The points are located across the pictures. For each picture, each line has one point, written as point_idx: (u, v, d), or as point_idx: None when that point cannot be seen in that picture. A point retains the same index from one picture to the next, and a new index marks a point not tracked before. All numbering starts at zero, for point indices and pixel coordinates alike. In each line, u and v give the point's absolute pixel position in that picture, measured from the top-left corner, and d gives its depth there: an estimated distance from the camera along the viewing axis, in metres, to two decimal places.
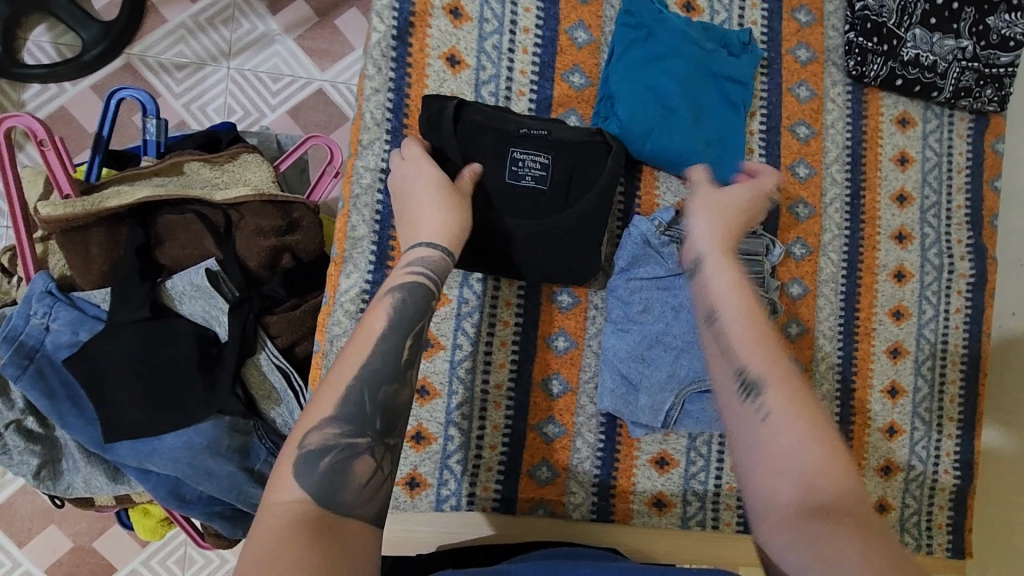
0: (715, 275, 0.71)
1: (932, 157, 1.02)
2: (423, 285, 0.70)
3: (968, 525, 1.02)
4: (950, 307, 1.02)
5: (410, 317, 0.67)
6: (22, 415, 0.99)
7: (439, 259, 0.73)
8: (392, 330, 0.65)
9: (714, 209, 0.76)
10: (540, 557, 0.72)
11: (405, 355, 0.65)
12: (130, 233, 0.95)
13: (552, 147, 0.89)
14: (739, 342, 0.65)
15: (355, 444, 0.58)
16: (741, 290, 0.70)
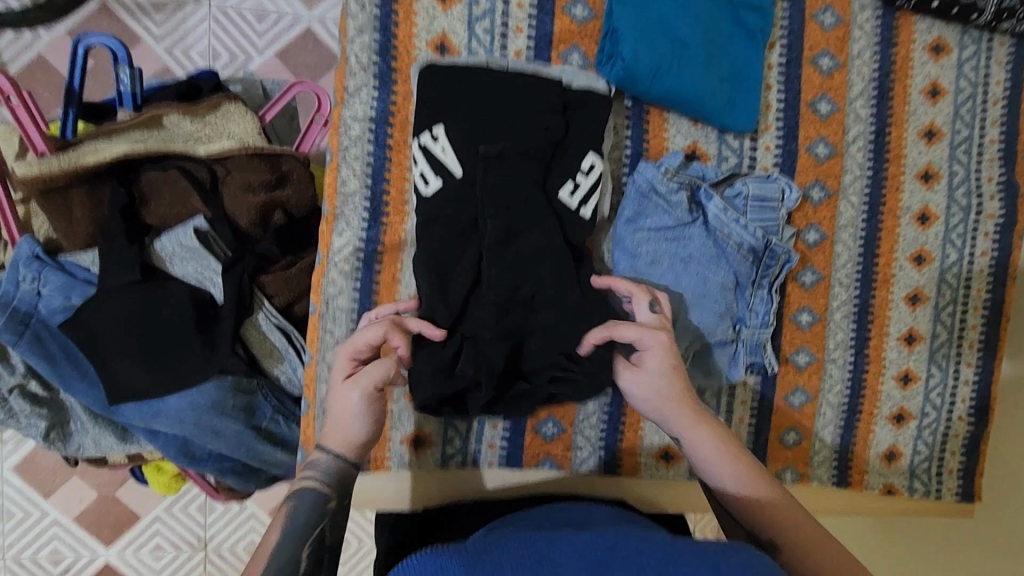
0: (701, 453, 0.73)
1: (966, 88, 0.94)
2: (320, 488, 0.69)
3: (979, 471, 1.01)
4: (976, 250, 0.97)
5: (305, 524, 0.67)
6: (24, 379, 0.98)
7: (339, 467, 0.71)
8: (284, 538, 0.65)
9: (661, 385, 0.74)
10: (540, 522, 0.72)
11: (302, 565, 0.64)
12: (113, 193, 0.91)
13: (540, 98, 0.81)
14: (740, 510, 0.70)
15: None
16: (729, 454, 0.72)
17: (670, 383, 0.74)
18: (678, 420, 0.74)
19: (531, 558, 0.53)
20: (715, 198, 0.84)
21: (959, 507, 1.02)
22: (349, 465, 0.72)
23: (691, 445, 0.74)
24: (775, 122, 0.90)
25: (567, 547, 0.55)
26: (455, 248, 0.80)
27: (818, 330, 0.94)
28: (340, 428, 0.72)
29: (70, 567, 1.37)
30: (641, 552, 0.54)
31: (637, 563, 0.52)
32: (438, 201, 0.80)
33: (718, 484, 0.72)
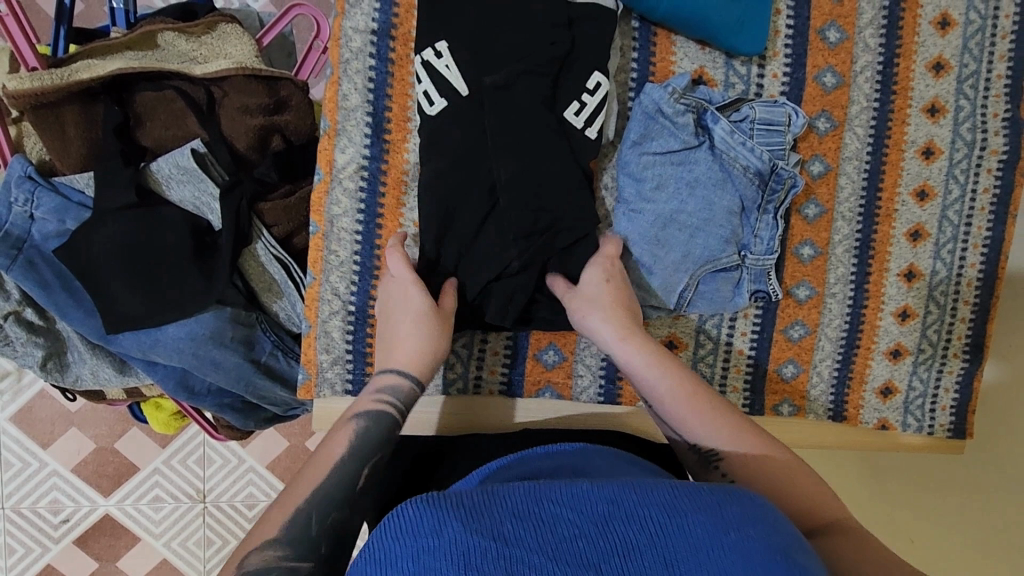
0: (636, 367, 0.76)
1: (976, 21, 0.93)
2: (392, 411, 0.72)
3: (972, 407, 1.01)
4: (978, 187, 0.96)
5: (374, 445, 0.69)
6: (19, 306, 0.96)
7: (411, 388, 0.75)
8: (352, 459, 0.67)
9: (598, 304, 0.78)
10: (537, 467, 0.70)
11: (361, 482, 0.67)
12: (107, 112, 0.89)
13: (543, 14, 0.79)
14: (675, 417, 0.73)
15: (297, 566, 0.59)
16: (663, 367, 0.75)
17: (603, 299, 0.79)
18: (616, 332, 0.77)
19: (530, 512, 0.52)
20: (722, 120, 0.83)
21: (949, 442, 1.03)
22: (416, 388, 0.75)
23: (629, 367, 0.77)
24: (783, 49, 0.89)
25: (566, 496, 0.54)
26: (459, 164, 0.79)
27: (819, 264, 0.94)
28: (413, 347, 0.75)
29: (70, 517, 1.37)
30: (642, 502, 0.53)
31: (639, 516, 0.51)
32: (443, 117, 0.79)
33: (653, 397, 0.75)
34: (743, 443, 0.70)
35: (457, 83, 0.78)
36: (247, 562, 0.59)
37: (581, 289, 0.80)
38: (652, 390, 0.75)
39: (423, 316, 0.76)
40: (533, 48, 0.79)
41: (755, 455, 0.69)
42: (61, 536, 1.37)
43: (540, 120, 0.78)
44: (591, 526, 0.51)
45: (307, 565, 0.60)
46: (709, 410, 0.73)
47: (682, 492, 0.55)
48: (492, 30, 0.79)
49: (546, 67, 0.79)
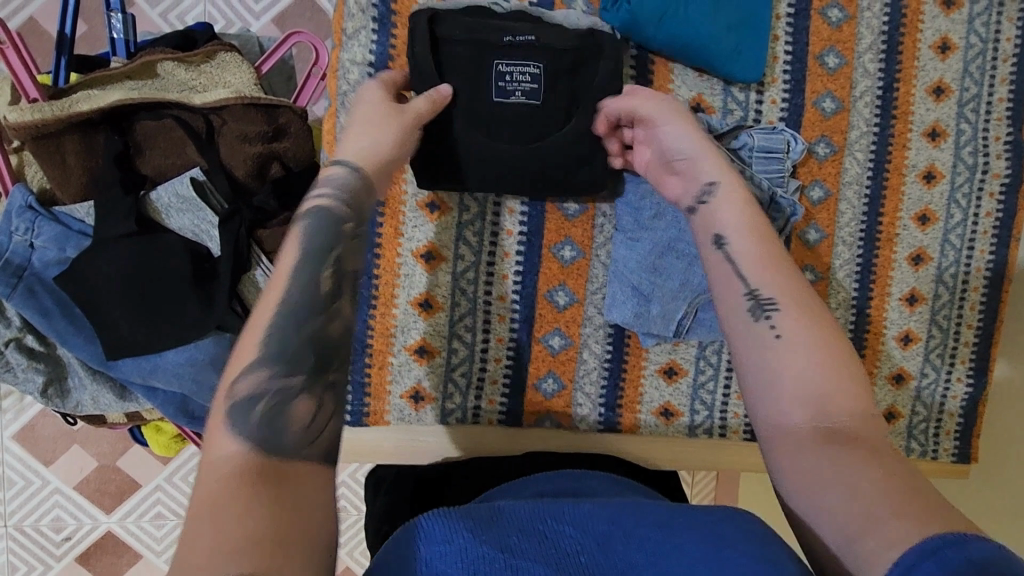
0: (724, 201, 0.68)
1: (976, 45, 0.92)
2: (332, 210, 0.63)
3: (977, 432, 1.00)
4: (980, 211, 0.95)
5: (320, 244, 0.60)
6: (20, 333, 0.97)
7: (351, 179, 0.66)
8: (303, 264, 0.58)
9: (688, 123, 0.75)
10: (534, 490, 0.70)
11: (323, 286, 0.58)
12: (106, 141, 0.89)
13: (545, 56, 0.79)
14: (756, 268, 0.63)
15: (288, 384, 0.54)
16: (744, 202, 0.68)
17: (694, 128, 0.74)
18: (711, 161, 0.71)
19: (535, 528, 0.52)
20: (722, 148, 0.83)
21: (955, 469, 1.02)
22: (357, 190, 0.66)
23: (710, 201, 0.69)
24: (781, 75, 0.89)
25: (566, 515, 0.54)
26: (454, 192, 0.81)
27: (821, 289, 0.94)
28: (351, 142, 0.68)
29: (72, 534, 1.37)
30: (640, 521, 0.53)
31: (641, 535, 0.52)
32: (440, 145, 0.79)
33: (733, 235, 0.66)
34: (819, 314, 0.60)
35: (459, 121, 0.78)
36: (237, 386, 0.53)
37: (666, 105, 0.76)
38: (743, 237, 0.65)
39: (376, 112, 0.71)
40: (532, 80, 0.79)
41: (842, 338, 0.58)
42: (63, 554, 1.37)
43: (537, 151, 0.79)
44: (593, 542, 0.51)
45: (299, 378, 0.54)
46: (794, 270, 0.64)
47: (681, 514, 0.55)
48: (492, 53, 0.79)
49: (550, 112, 0.80)
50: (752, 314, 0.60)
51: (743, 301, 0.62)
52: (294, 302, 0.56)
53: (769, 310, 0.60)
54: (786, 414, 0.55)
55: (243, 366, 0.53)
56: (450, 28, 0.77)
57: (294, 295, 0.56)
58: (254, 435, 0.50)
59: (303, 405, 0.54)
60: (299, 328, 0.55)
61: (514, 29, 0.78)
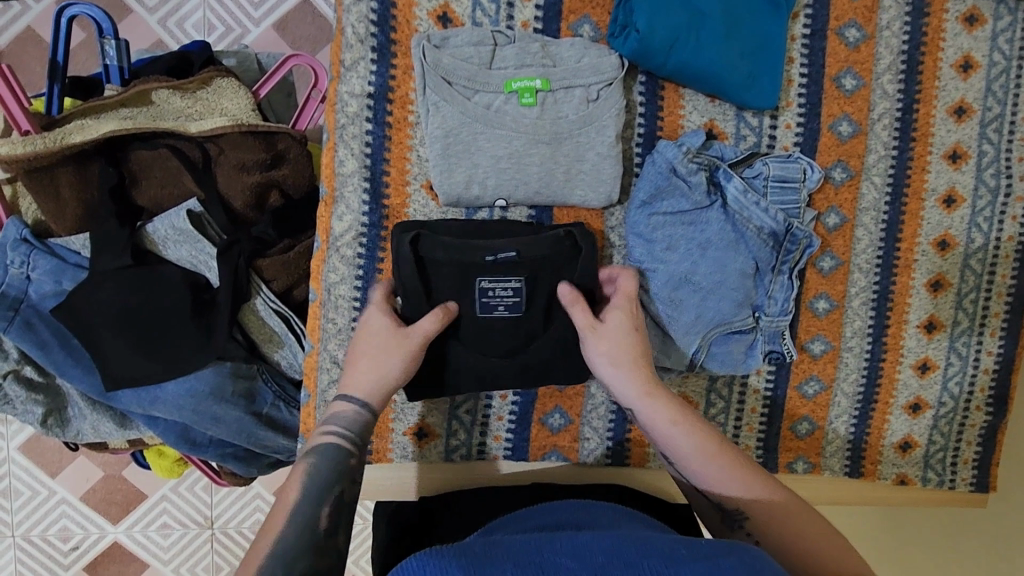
0: (658, 424, 0.72)
1: (1001, 62, 0.88)
2: (341, 442, 0.69)
3: (996, 461, 0.98)
4: (1002, 234, 0.92)
5: (324, 486, 0.66)
6: (18, 364, 0.95)
7: (360, 417, 0.71)
8: (303, 503, 0.64)
9: (620, 348, 0.75)
10: (533, 524, 0.69)
11: (322, 523, 0.63)
12: (101, 172, 0.87)
13: (526, 269, 0.77)
14: (703, 478, 0.70)
15: None
16: (683, 421, 0.72)
17: (627, 345, 0.75)
18: (636, 379, 0.74)
19: (531, 560, 0.50)
20: (735, 180, 0.81)
21: (972, 497, 0.99)
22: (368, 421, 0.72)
23: (654, 432, 0.73)
24: (796, 98, 0.86)
25: (565, 549, 0.53)
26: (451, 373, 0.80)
27: (835, 318, 0.91)
28: (361, 379, 0.72)
29: (79, 544, 1.36)
30: (642, 553, 0.52)
31: (637, 563, 0.50)
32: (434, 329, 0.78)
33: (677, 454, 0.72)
34: (758, 484, 0.68)
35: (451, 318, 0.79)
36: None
37: (608, 329, 0.75)
38: (692, 463, 0.70)
39: (381, 333, 0.74)
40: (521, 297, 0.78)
41: (765, 501, 0.66)
42: (70, 563, 1.36)
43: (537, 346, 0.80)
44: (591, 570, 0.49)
45: None
46: (731, 458, 0.70)
47: (681, 546, 0.54)
48: (475, 260, 0.76)
49: (532, 318, 0.79)
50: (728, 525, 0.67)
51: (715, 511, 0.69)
52: (283, 545, 0.60)
53: (738, 518, 0.67)
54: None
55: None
56: (431, 247, 0.76)
57: (289, 538, 0.61)
58: None
59: None
60: (294, 564, 0.60)
61: (493, 245, 0.76)
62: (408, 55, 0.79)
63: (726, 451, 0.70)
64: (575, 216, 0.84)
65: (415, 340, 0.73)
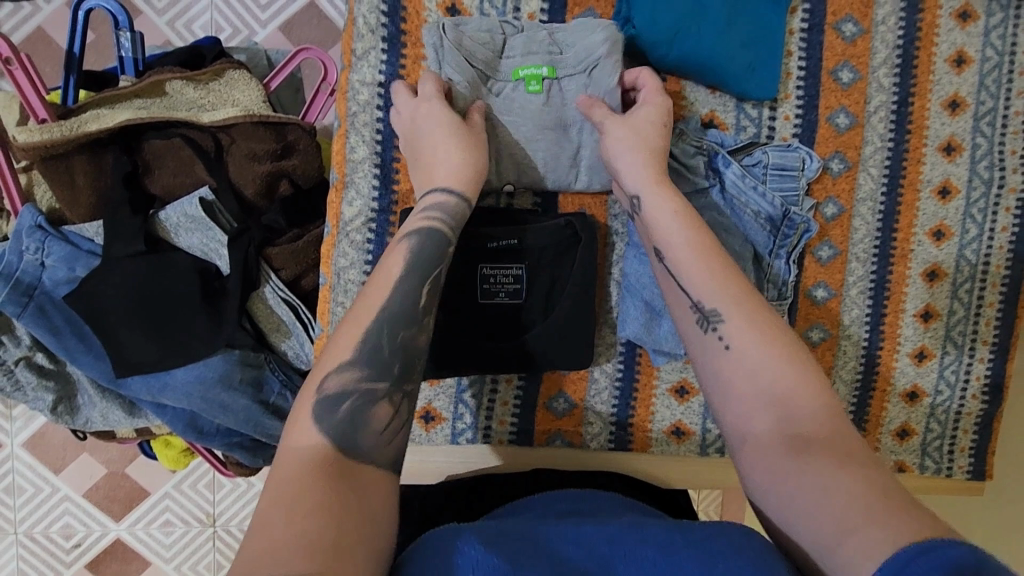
0: (659, 209, 0.73)
1: (993, 58, 0.91)
2: (438, 225, 0.70)
3: (991, 449, 0.99)
4: (996, 226, 0.94)
5: (429, 258, 0.67)
6: (30, 351, 0.96)
7: (455, 204, 0.73)
8: (409, 274, 0.65)
9: (636, 141, 0.76)
10: (540, 511, 0.70)
11: (422, 299, 0.65)
12: (115, 161, 0.89)
13: (526, 256, 0.82)
14: (693, 279, 0.68)
15: (374, 388, 0.59)
16: (685, 218, 0.72)
17: (639, 136, 0.76)
18: (645, 173, 0.75)
19: (541, 545, 0.52)
20: (733, 165, 0.84)
21: (969, 486, 1.01)
22: (459, 206, 0.72)
23: (651, 218, 0.74)
24: (795, 91, 0.88)
25: (571, 535, 0.54)
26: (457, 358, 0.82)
27: (833, 306, 0.93)
28: (446, 165, 0.73)
29: (81, 542, 1.37)
30: (642, 541, 0.53)
31: (638, 557, 0.51)
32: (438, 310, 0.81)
33: (667, 244, 0.72)
34: (742, 296, 0.66)
35: (456, 301, 0.82)
36: (326, 384, 0.58)
37: (631, 120, 0.77)
38: (675, 242, 0.71)
39: (452, 127, 0.74)
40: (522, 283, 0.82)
41: (766, 330, 0.63)
42: (73, 561, 1.37)
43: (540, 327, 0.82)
44: (594, 565, 0.51)
45: (383, 385, 0.60)
46: (724, 271, 0.68)
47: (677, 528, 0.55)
48: (476, 246, 0.81)
49: (532, 306, 0.83)
50: (700, 326, 0.66)
51: (690, 312, 0.67)
52: (389, 311, 0.63)
53: (714, 321, 0.65)
54: (751, 422, 0.59)
55: (336, 364, 0.59)
56: None
57: (390, 307, 0.63)
58: (341, 429, 0.56)
59: (382, 409, 0.59)
60: (393, 331, 0.62)
61: (497, 233, 0.81)
62: (418, 47, 0.81)
63: (720, 260, 0.69)
64: (580, 203, 0.86)
65: (478, 121, 0.77)
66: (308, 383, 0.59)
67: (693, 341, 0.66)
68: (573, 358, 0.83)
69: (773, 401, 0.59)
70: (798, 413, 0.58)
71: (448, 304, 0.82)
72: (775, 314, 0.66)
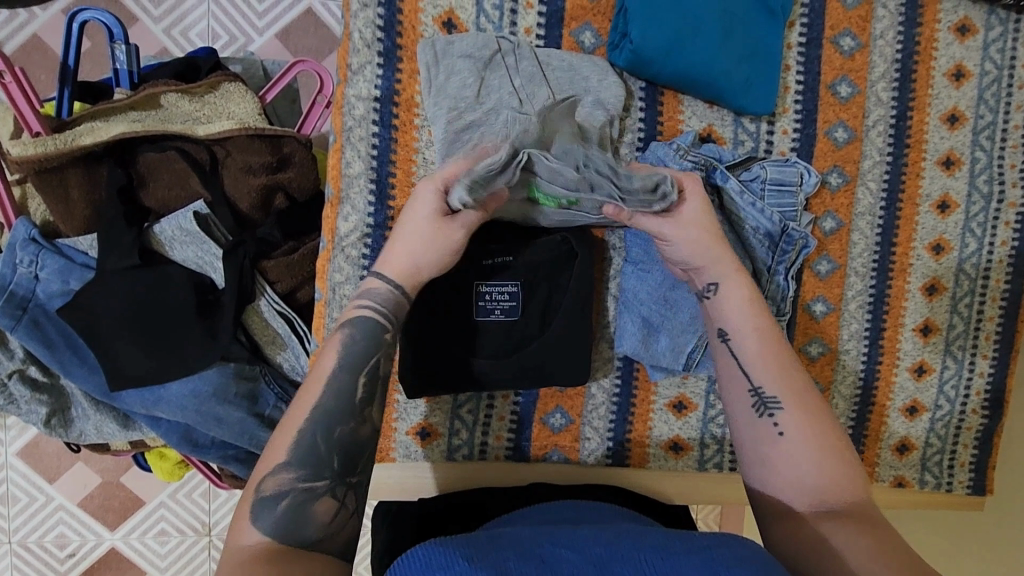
0: (729, 294, 0.75)
1: (992, 71, 0.90)
2: (375, 322, 0.69)
3: (992, 463, 0.99)
4: (996, 239, 0.93)
5: (361, 356, 0.67)
6: (23, 364, 0.96)
7: (395, 296, 0.71)
8: (342, 371, 0.65)
9: (698, 231, 0.76)
10: (538, 520, 0.69)
11: (359, 394, 0.65)
12: (110, 174, 0.89)
13: (521, 273, 0.81)
14: (756, 368, 0.71)
15: (313, 487, 0.60)
16: (755, 308, 0.74)
17: (702, 231, 0.76)
18: (722, 263, 0.76)
19: (532, 552, 0.52)
20: (731, 179, 0.83)
21: (969, 500, 1.00)
22: (401, 301, 0.71)
23: (716, 300, 0.76)
24: (793, 105, 0.88)
25: (565, 542, 0.54)
26: (452, 374, 0.81)
27: (833, 322, 0.92)
28: (397, 260, 0.71)
29: (76, 551, 1.36)
30: (638, 547, 0.53)
31: (635, 559, 0.51)
32: (433, 325, 0.81)
33: (735, 330, 0.73)
34: (804, 394, 0.69)
35: (452, 317, 0.81)
36: (263, 487, 0.60)
37: (690, 211, 0.76)
38: (741, 329, 0.73)
39: (421, 229, 0.71)
40: (518, 300, 0.82)
41: (820, 427, 0.67)
42: (67, 570, 1.36)
43: (539, 342, 0.82)
44: (591, 565, 0.50)
45: (322, 483, 0.61)
46: (787, 364, 0.71)
47: (676, 538, 0.54)
48: (471, 263, 0.81)
49: (529, 321, 0.83)
50: (755, 409, 0.69)
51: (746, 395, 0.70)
52: (326, 408, 0.63)
53: (771, 408, 0.68)
54: (788, 504, 0.64)
55: (273, 464, 0.61)
56: None
57: (326, 408, 0.63)
58: (279, 531, 0.58)
59: (324, 505, 0.60)
60: (330, 430, 0.62)
61: (492, 250, 0.80)
62: (413, 61, 0.81)
63: (780, 347, 0.72)
64: None
65: (460, 234, 0.72)
66: (246, 483, 0.60)
67: (746, 422, 0.69)
68: (572, 374, 0.82)
69: (813, 493, 0.63)
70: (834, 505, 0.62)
71: (443, 320, 0.81)
72: (831, 413, 0.69)
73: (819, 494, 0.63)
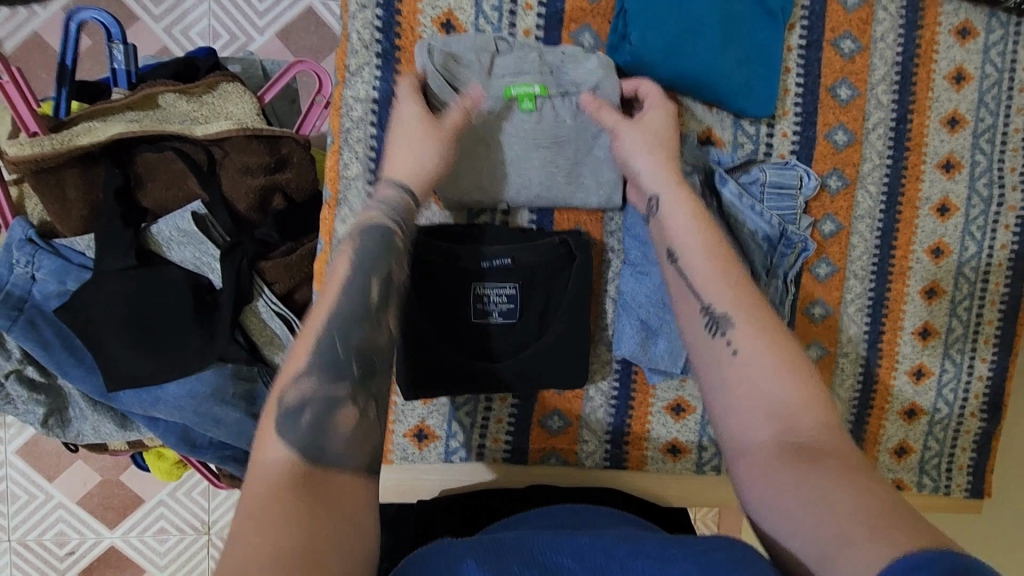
0: (675, 213, 0.74)
1: (992, 75, 0.90)
2: (385, 222, 0.69)
3: (990, 467, 0.98)
4: (995, 243, 0.93)
5: (374, 255, 0.66)
6: (21, 364, 0.95)
7: (400, 198, 0.72)
8: (354, 272, 0.64)
9: (652, 140, 0.77)
10: (533, 525, 0.69)
11: (373, 293, 0.64)
12: (107, 174, 0.88)
13: (519, 275, 0.81)
14: (706, 283, 0.68)
15: (334, 392, 0.58)
16: (701, 224, 0.73)
17: (657, 140, 0.77)
18: (664, 177, 0.76)
19: (536, 558, 0.51)
20: (730, 183, 0.83)
21: (967, 504, 1.00)
22: (408, 198, 0.72)
23: (665, 220, 0.75)
24: (793, 107, 0.88)
25: (565, 546, 0.53)
26: (449, 379, 0.81)
27: (830, 324, 0.92)
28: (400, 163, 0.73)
29: (75, 549, 1.36)
30: (633, 553, 0.53)
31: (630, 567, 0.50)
32: (430, 331, 0.80)
33: (682, 247, 0.72)
34: (752, 301, 0.67)
35: (449, 322, 0.81)
36: (284, 397, 0.56)
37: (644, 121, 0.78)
38: (689, 247, 0.71)
39: (414, 125, 0.74)
40: (516, 305, 0.81)
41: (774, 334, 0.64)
42: (66, 568, 1.36)
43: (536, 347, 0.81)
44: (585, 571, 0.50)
45: (344, 387, 0.58)
46: (737, 278, 0.69)
47: (671, 544, 0.54)
48: (468, 267, 0.80)
49: (527, 324, 0.82)
50: (707, 329, 0.65)
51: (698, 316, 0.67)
52: (341, 313, 0.61)
53: (722, 325, 0.65)
54: (754, 430, 0.58)
55: (294, 372, 0.58)
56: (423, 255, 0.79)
57: (343, 314, 0.61)
58: (304, 443, 0.54)
59: (348, 413, 0.57)
60: (348, 335, 0.60)
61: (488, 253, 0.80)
62: (412, 64, 0.80)
63: (731, 264, 0.70)
64: (575, 220, 0.85)
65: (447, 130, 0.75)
66: (267, 397, 0.57)
67: (699, 345, 0.66)
68: (569, 375, 0.82)
69: (774, 411, 0.58)
70: (802, 425, 0.57)
71: (440, 324, 0.81)
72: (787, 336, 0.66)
73: (786, 409, 0.58)
